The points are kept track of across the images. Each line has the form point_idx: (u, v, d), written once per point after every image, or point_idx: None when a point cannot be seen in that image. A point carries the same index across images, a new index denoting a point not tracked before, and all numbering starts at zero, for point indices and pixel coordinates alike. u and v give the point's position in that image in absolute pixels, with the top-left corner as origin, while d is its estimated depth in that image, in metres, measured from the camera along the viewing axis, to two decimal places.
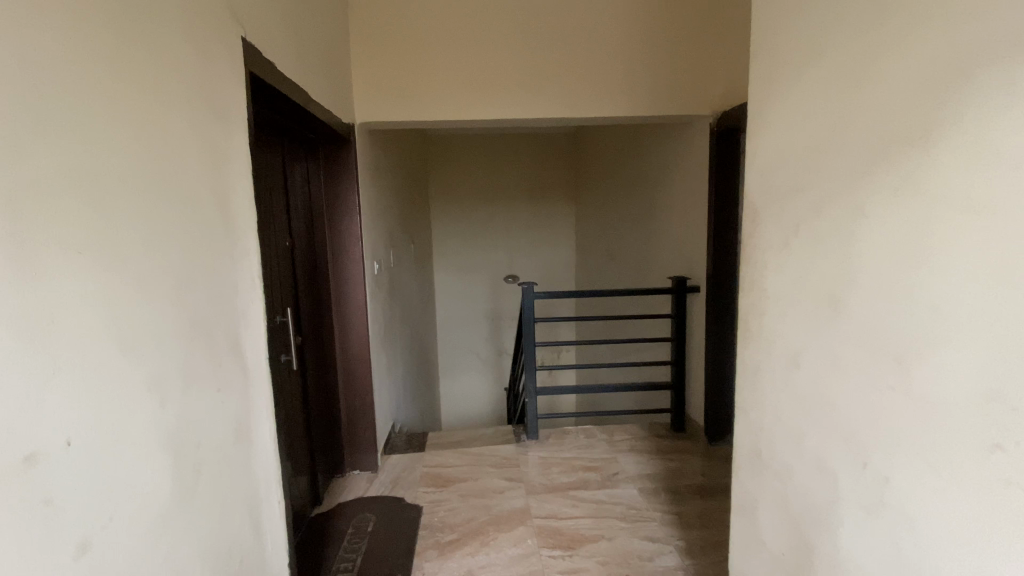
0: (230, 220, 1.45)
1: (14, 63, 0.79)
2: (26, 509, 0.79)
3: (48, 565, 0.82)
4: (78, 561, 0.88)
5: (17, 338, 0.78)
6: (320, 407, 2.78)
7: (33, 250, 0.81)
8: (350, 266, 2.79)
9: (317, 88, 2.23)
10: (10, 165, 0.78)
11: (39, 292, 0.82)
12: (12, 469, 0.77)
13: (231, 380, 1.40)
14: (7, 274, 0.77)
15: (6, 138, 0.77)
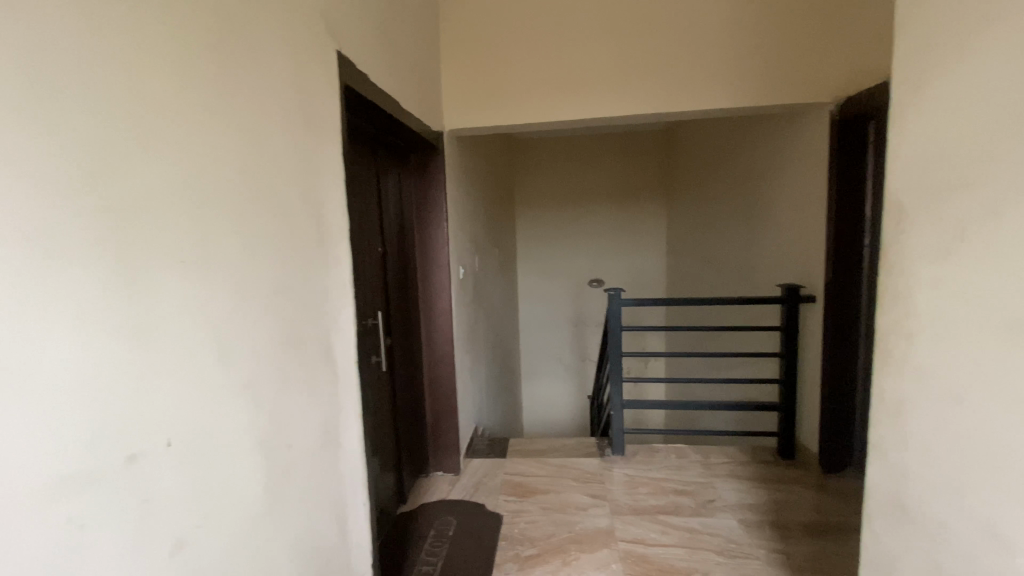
0: (323, 229, 1.49)
1: (126, 89, 0.84)
2: (127, 506, 0.83)
3: (145, 560, 0.86)
4: (172, 558, 0.92)
5: (124, 343, 0.83)
6: (407, 410, 2.84)
7: (141, 260, 0.87)
8: (437, 271, 2.83)
9: (408, 97, 2.28)
10: (122, 180, 0.83)
11: (147, 299, 0.88)
12: (115, 468, 0.81)
13: (321, 383, 1.45)
14: (117, 286, 0.82)
15: (120, 156, 0.83)
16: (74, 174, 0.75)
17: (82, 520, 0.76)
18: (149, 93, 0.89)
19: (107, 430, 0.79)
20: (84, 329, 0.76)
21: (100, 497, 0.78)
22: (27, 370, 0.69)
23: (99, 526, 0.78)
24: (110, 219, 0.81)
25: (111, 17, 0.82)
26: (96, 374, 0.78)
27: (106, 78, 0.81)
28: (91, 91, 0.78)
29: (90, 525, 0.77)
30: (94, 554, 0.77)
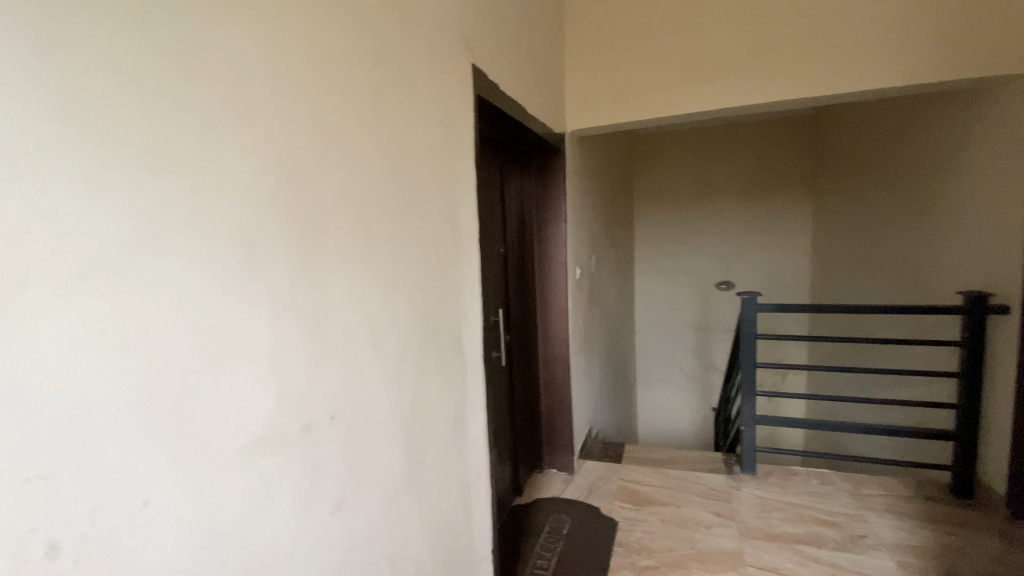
0: (458, 231, 1.60)
1: (305, 113, 0.99)
2: (303, 467, 0.98)
3: (315, 515, 1.01)
4: (334, 516, 1.06)
5: (302, 329, 0.98)
6: (524, 406, 2.93)
7: (316, 259, 1.02)
8: (556, 271, 2.87)
9: (534, 102, 2.35)
10: (301, 190, 0.98)
11: (319, 292, 1.03)
12: (295, 434, 0.96)
13: (453, 373, 1.56)
14: (297, 280, 0.97)
15: (300, 171, 0.98)
16: (266, 188, 0.90)
17: (272, 475, 0.91)
18: (322, 115, 1.04)
19: (289, 402, 0.95)
20: (271, 319, 0.91)
21: (284, 458, 0.94)
22: (234, 350, 0.84)
23: (282, 482, 0.93)
24: (290, 225, 0.96)
25: (297, 53, 0.97)
26: (282, 354, 0.93)
27: (291, 105, 0.96)
28: (279, 118, 0.93)
29: (277, 479, 0.92)
30: (280, 504, 0.93)
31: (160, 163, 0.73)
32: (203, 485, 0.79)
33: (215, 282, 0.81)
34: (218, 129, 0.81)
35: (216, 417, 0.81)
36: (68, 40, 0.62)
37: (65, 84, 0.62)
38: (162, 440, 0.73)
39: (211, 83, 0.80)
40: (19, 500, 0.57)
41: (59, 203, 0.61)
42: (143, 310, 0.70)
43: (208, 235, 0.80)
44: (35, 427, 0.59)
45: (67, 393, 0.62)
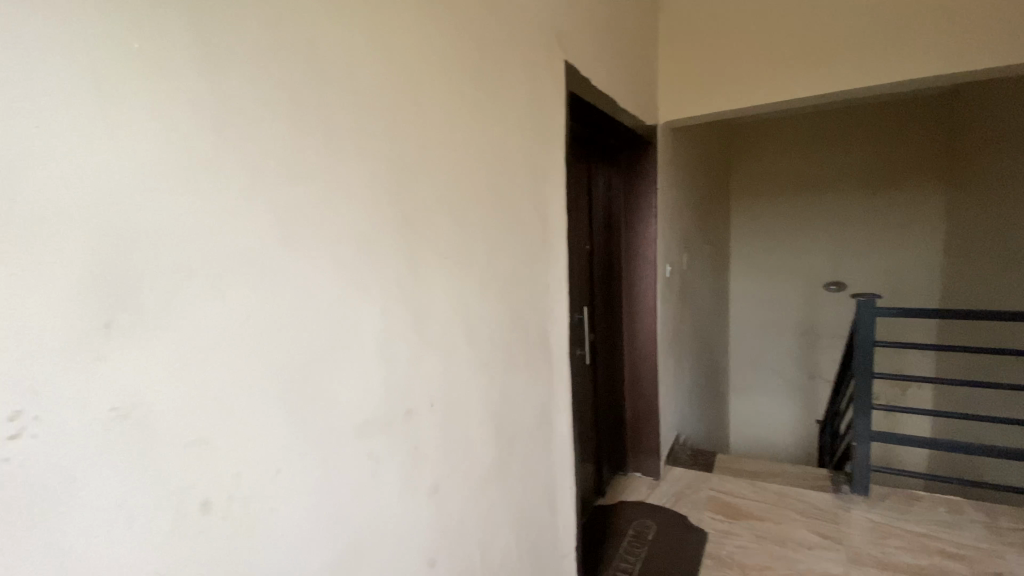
0: (547, 228, 1.61)
1: (410, 118, 1.06)
2: (404, 450, 1.05)
3: (414, 495, 1.08)
4: (430, 498, 1.13)
5: (405, 321, 1.05)
6: (608, 406, 2.88)
7: (418, 256, 1.08)
8: (644, 269, 2.78)
9: (625, 95, 2.29)
10: (405, 190, 1.05)
11: (420, 287, 1.09)
12: (397, 419, 1.03)
13: (540, 369, 1.57)
14: (402, 275, 1.04)
15: (405, 173, 1.04)
16: (375, 190, 0.97)
17: (377, 455, 0.99)
18: (423, 117, 1.09)
19: (392, 389, 1.02)
20: (377, 310, 0.98)
21: (388, 440, 1.01)
22: (346, 339, 0.92)
23: (386, 462, 1.01)
24: (395, 222, 1.02)
25: (404, 62, 1.04)
26: (387, 343, 1.00)
27: (396, 108, 1.02)
28: (386, 123, 1.00)
29: (381, 460, 1.00)
30: (384, 483, 1.00)
31: (289, 169, 0.81)
32: (320, 460, 0.87)
33: (332, 278, 0.89)
34: (335, 136, 0.89)
35: (331, 401, 0.89)
36: (218, 68, 0.72)
37: (214, 104, 0.71)
38: (288, 418, 0.82)
39: (329, 95, 0.88)
40: (181, 461, 0.68)
41: (212, 209, 0.71)
42: (273, 302, 0.79)
43: (326, 234, 0.88)
44: (194, 401, 0.69)
45: (215, 372, 0.72)
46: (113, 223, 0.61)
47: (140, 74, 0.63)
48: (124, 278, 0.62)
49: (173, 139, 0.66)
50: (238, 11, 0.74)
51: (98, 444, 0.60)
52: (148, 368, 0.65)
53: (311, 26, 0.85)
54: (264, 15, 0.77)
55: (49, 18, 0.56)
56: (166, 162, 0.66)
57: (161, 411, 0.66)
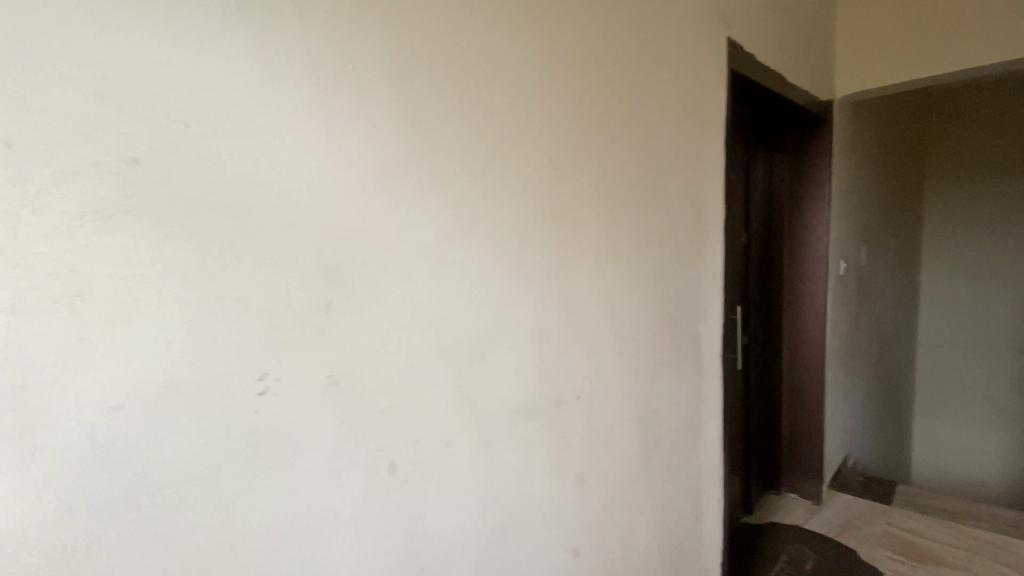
0: (702, 220, 1.51)
1: (567, 113, 1.07)
2: (553, 439, 1.07)
3: (560, 484, 1.10)
4: (575, 489, 1.14)
5: (557, 312, 1.07)
6: (761, 416, 2.61)
7: (572, 248, 1.09)
8: (811, 265, 2.47)
9: (796, 70, 2.04)
10: (562, 184, 1.07)
11: (573, 279, 1.10)
12: (547, 408, 1.06)
13: (690, 369, 1.49)
14: (556, 268, 1.06)
15: (562, 167, 1.06)
16: (533, 184, 1.00)
17: (529, 441, 1.02)
18: (581, 113, 1.10)
19: (544, 378, 1.05)
20: (534, 302, 1.02)
21: (539, 427, 1.04)
22: (505, 329, 0.97)
23: (537, 448, 1.04)
24: (552, 217, 1.05)
25: (565, 57, 1.06)
26: (541, 333, 1.04)
27: (555, 105, 1.04)
28: (546, 120, 1.03)
29: (532, 446, 1.03)
30: (533, 468, 1.04)
31: (460, 170, 0.88)
32: (480, 441, 0.94)
33: (495, 271, 0.95)
34: (500, 137, 0.94)
35: (490, 385, 0.95)
36: (405, 80, 0.81)
37: (401, 113, 0.80)
38: (455, 399, 0.90)
39: (495, 98, 0.93)
40: (372, 425, 0.79)
41: (398, 209, 0.81)
42: (442, 290, 0.87)
43: (488, 227, 0.93)
44: (381, 376, 0.80)
45: (397, 350, 0.82)
46: (326, 220, 0.73)
47: (347, 93, 0.74)
48: (333, 267, 0.74)
49: (368, 147, 0.77)
50: (421, 29, 0.82)
51: (316, 406, 0.73)
52: (349, 346, 0.76)
53: (480, 34, 0.91)
54: (441, 30, 0.85)
55: (293, 56, 0.69)
56: (363, 166, 0.76)
57: (358, 380, 0.78)
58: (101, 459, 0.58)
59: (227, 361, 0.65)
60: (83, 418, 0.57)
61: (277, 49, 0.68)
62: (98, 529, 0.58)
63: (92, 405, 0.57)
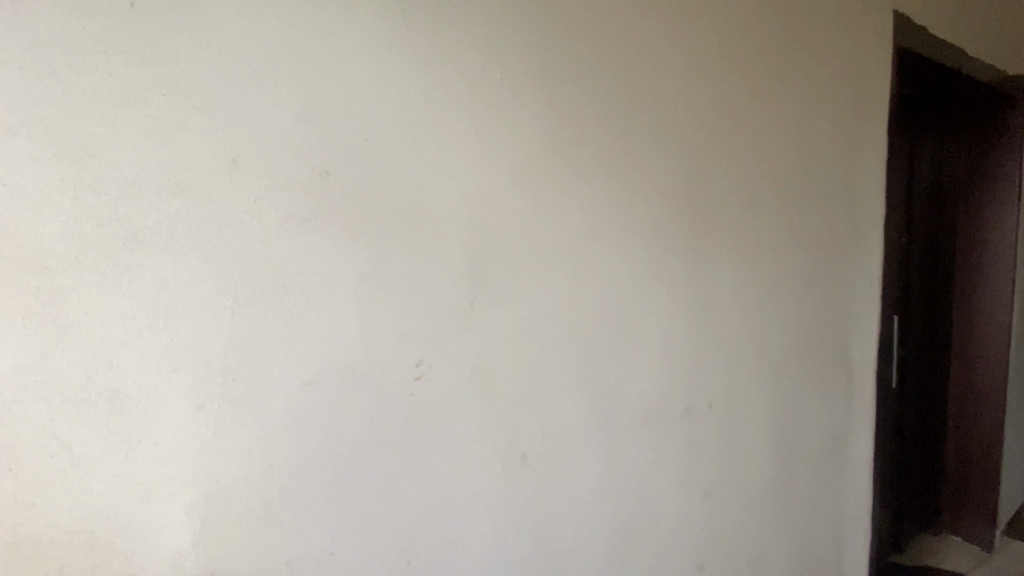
0: (856, 219, 1.35)
1: (709, 109, 1.02)
2: (682, 447, 1.03)
3: (687, 494, 1.05)
4: (703, 501, 1.08)
5: (692, 316, 1.03)
6: (918, 443, 2.26)
7: (709, 250, 1.04)
8: (992, 269, 2.09)
9: (980, 40, 1.74)
10: (701, 183, 1.02)
11: (709, 281, 1.05)
12: (677, 415, 1.02)
13: (835, 384, 1.34)
14: (692, 269, 1.02)
15: (701, 165, 1.02)
16: (670, 183, 0.98)
17: (657, 446, 1.00)
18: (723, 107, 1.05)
19: (674, 384, 1.01)
20: (669, 303, 0.99)
21: (668, 434, 1.01)
22: (641, 329, 0.96)
23: (665, 455, 1.01)
24: (689, 217, 1.01)
25: (708, 50, 1.01)
26: (674, 337, 1.00)
27: (696, 100, 1.01)
28: (686, 116, 1.00)
29: (661, 452, 1.00)
30: (661, 475, 1.01)
31: (599, 171, 0.90)
32: (609, 441, 0.94)
33: (630, 270, 0.94)
34: (639, 135, 0.94)
35: (621, 387, 0.94)
36: (548, 86, 0.84)
37: (544, 119, 0.84)
38: (587, 398, 0.91)
39: (636, 96, 0.93)
40: (510, 417, 0.83)
41: (538, 211, 0.84)
42: (578, 290, 0.88)
43: (624, 228, 0.93)
44: (519, 370, 0.84)
45: (535, 346, 0.85)
46: (476, 223, 0.78)
47: (497, 102, 0.79)
48: (480, 267, 0.79)
49: (513, 153, 0.81)
50: (565, 36, 0.85)
51: (462, 395, 0.79)
52: (493, 339, 0.82)
53: (622, 34, 0.91)
54: (584, 33, 0.87)
55: (452, 72, 0.76)
56: (509, 171, 0.81)
57: (499, 373, 0.82)
58: (297, 428, 0.68)
59: (392, 349, 0.74)
60: (285, 391, 0.67)
61: (440, 64, 0.75)
62: (292, 487, 0.68)
63: (292, 379, 0.67)
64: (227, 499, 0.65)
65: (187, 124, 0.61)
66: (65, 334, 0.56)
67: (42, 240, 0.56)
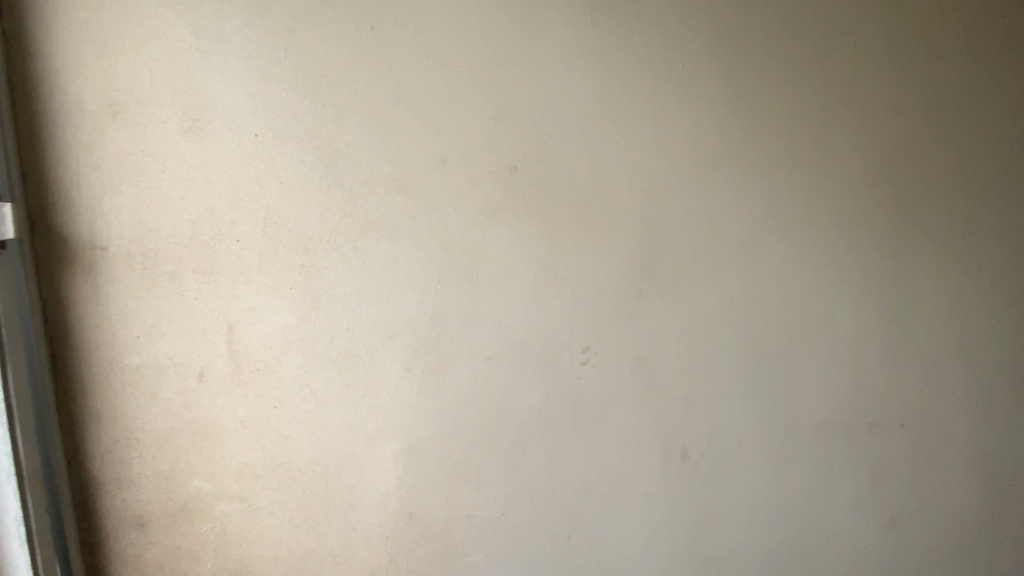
0: None
1: (914, 87, 0.90)
2: (862, 464, 0.92)
3: (866, 517, 0.94)
4: (887, 529, 0.95)
5: (882, 320, 0.91)
6: None
7: (908, 248, 0.91)
8: None
9: None
10: (899, 172, 0.90)
11: (908, 283, 0.91)
12: (858, 429, 0.92)
13: None
14: (885, 269, 0.90)
15: (901, 152, 0.90)
16: (858, 172, 0.88)
17: (830, 460, 0.91)
18: (952, 92, 0.91)
19: (857, 394, 0.91)
20: (860, 313, 0.90)
21: (846, 449, 0.92)
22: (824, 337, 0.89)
23: (839, 470, 0.92)
24: (896, 218, 0.90)
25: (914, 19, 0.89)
26: (858, 344, 0.90)
27: (912, 87, 0.89)
28: (897, 108, 0.89)
29: (835, 467, 0.91)
30: (833, 491, 0.92)
31: (782, 167, 0.85)
32: (775, 447, 0.89)
33: (814, 274, 0.88)
34: (833, 129, 0.87)
35: (789, 391, 0.88)
36: (719, 76, 0.83)
37: (716, 109, 0.83)
38: (753, 399, 0.87)
39: (820, 79, 0.86)
40: (670, 408, 0.84)
41: (708, 205, 0.83)
42: (747, 287, 0.86)
43: (799, 223, 0.87)
44: (686, 366, 0.85)
45: (697, 341, 0.85)
46: (645, 217, 0.81)
47: (670, 95, 0.81)
48: (648, 259, 0.82)
49: (684, 146, 0.82)
50: (742, 22, 0.83)
51: (625, 379, 0.82)
52: (657, 331, 0.83)
53: (816, 23, 0.85)
54: (772, 25, 0.84)
55: (627, 68, 0.79)
56: (679, 165, 0.82)
57: (661, 364, 0.84)
58: (480, 394, 0.78)
59: (563, 332, 0.80)
60: (472, 361, 0.77)
61: (620, 65, 0.79)
62: (475, 447, 0.79)
63: (478, 353, 0.78)
64: (424, 451, 0.77)
65: (410, 130, 0.72)
66: (319, 300, 0.72)
67: (307, 226, 0.70)
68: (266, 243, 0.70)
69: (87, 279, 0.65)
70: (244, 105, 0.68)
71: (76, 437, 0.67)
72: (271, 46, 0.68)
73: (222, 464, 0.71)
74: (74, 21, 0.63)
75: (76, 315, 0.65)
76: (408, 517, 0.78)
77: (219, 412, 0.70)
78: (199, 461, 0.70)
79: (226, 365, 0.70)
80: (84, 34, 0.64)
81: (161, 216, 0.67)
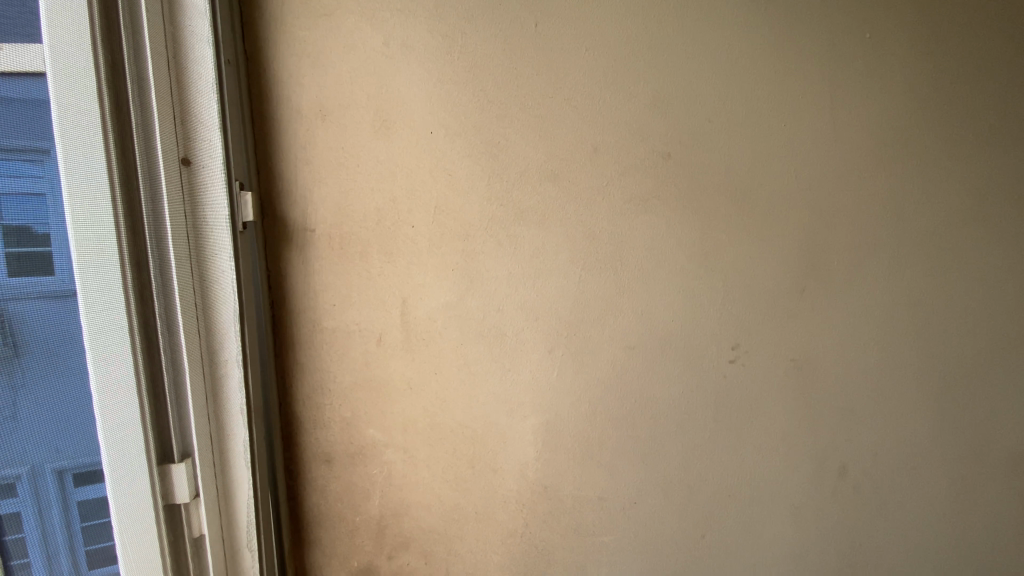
0: None
1: None
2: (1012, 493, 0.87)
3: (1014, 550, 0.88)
4: None
5: None
6: None
7: None
8: None
9: None
10: None
11: None
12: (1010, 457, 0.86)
13: None
14: None
15: None
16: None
17: (979, 485, 0.86)
18: None
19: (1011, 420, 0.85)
20: None
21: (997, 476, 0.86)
22: (986, 352, 0.84)
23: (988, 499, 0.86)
24: None
25: None
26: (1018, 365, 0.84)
27: None
28: None
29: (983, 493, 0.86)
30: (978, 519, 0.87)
31: (947, 164, 0.80)
32: (922, 465, 0.84)
33: (977, 286, 0.82)
34: (1007, 124, 0.81)
35: (940, 409, 0.84)
36: (888, 70, 0.78)
37: (881, 106, 0.79)
38: (902, 413, 0.83)
39: (998, 77, 0.80)
40: (814, 414, 0.82)
41: (867, 206, 0.80)
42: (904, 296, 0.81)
43: (963, 231, 0.81)
44: (837, 368, 0.81)
45: (847, 348, 0.81)
46: (800, 215, 0.79)
47: (835, 89, 0.78)
48: (801, 259, 0.79)
49: (846, 142, 0.78)
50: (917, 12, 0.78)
51: (768, 379, 0.81)
52: (806, 333, 0.80)
53: (1000, 13, 0.79)
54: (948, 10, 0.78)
55: (791, 61, 0.76)
56: (840, 163, 0.79)
57: (808, 368, 0.81)
58: (619, 381, 0.80)
59: (708, 327, 0.79)
60: (613, 349, 0.79)
61: (783, 51, 0.76)
62: (611, 432, 0.81)
63: (619, 340, 0.79)
64: (562, 429, 0.81)
65: (565, 122, 0.75)
66: (476, 281, 0.79)
67: (468, 213, 0.77)
68: (434, 228, 0.78)
69: (298, 256, 0.79)
70: (421, 103, 0.76)
71: (286, 385, 0.82)
72: (446, 49, 0.75)
73: (390, 419, 0.82)
74: (296, 38, 0.75)
75: (291, 284, 0.80)
76: (543, 489, 0.83)
77: (392, 374, 0.81)
78: (374, 414, 0.82)
79: (399, 333, 0.80)
80: (301, 49, 0.75)
81: (356, 203, 0.78)
